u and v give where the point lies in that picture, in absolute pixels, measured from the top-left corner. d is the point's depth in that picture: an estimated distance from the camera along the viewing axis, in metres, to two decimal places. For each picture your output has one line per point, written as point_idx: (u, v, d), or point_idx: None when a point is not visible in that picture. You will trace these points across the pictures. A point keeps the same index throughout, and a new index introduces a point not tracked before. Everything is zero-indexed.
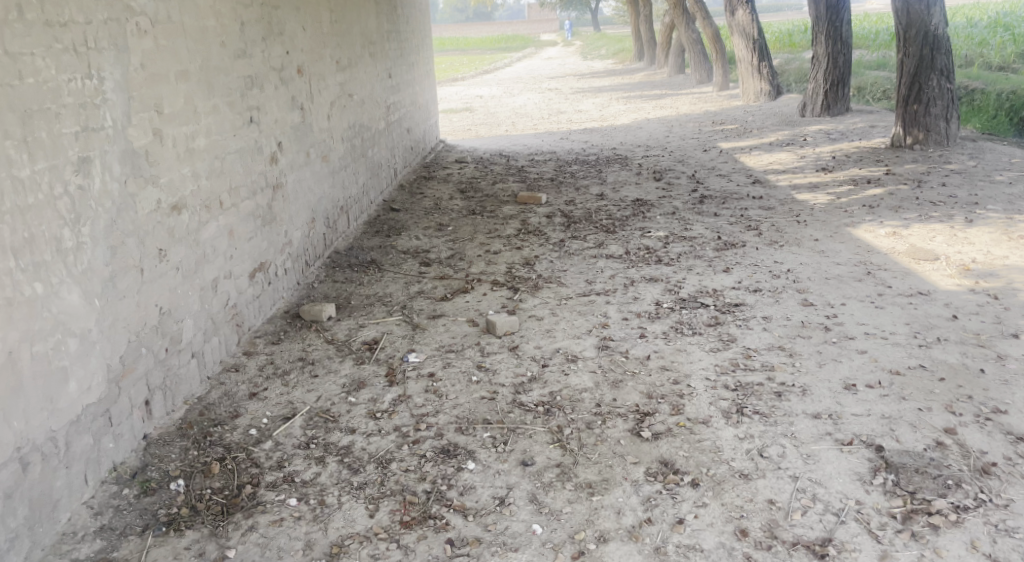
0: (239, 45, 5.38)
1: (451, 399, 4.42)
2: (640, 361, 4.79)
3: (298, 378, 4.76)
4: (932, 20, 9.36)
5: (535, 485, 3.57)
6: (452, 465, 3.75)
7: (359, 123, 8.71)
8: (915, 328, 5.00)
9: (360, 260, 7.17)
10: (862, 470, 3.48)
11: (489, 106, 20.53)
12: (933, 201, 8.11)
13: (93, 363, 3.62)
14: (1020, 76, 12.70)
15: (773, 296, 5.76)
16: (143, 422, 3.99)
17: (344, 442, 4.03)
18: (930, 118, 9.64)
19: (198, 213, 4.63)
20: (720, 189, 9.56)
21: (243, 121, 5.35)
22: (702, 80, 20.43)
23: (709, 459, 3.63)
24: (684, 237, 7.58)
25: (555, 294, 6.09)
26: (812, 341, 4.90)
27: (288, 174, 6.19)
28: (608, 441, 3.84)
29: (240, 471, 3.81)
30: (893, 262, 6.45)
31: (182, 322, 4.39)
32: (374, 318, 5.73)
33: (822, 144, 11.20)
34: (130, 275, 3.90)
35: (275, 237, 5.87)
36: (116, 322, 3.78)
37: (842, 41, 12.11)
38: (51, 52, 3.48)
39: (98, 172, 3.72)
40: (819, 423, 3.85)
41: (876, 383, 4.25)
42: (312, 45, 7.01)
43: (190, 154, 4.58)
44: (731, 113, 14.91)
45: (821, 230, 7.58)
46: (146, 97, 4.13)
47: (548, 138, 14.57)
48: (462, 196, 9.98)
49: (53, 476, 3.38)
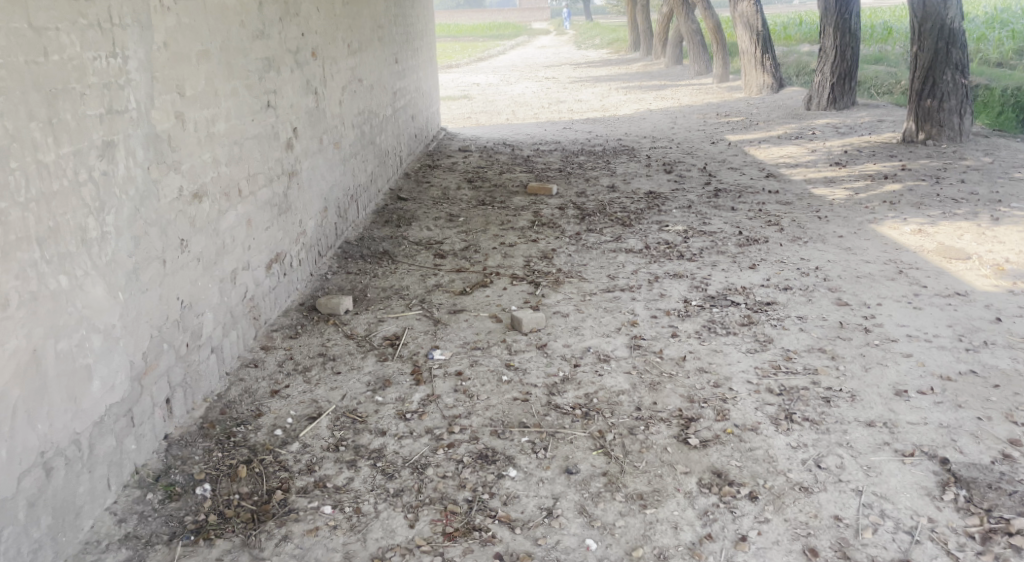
0: (258, 26, 5.15)
1: (483, 399, 4.23)
2: (676, 362, 4.61)
3: (320, 375, 4.58)
4: (948, 14, 9.18)
5: (583, 495, 3.45)
6: (492, 472, 3.61)
7: (368, 110, 8.48)
8: (959, 330, 4.85)
9: (372, 251, 6.96)
10: (930, 484, 3.45)
11: (487, 94, 20.26)
12: (955, 198, 7.95)
13: (117, 360, 3.45)
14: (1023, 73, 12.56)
15: (805, 295, 5.59)
16: (163, 422, 3.85)
17: (375, 444, 3.87)
18: (944, 113, 9.48)
19: (218, 201, 4.46)
20: (734, 182, 9.38)
21: (261, 105, 5.14)
22: (701, 71, 20.19)
23: (765, 469, 3.57)
24: (703, 232, 7.40)
25: (578, 289, 5.89)
26: (854, 343, 4.74)
27: (303, 161, 5.97)
28: (654, 449, 3.73)
29: (269, 475, 3.66)
30: (922, 260, 6.28)
31: (202, 316, 4.24)
32: (393, 312, 5.51)
33: (832, 138, 11.03)
34: (152, 265, 3.76)
35: (291, 227, 5.65)
36: (138, 315, 3.63)
37: (852, 33, 11.91)
38: (76, 28, 3.27)
39: (122, 157, 3.55)
40: (875, 431, 3.79)
41: (928, 389, 4.13)
42: (325, 27, 6.78)
43: (210, 139, 4.40)
44: (735, 105, 14.71)
45: (844, 226, 7.41)
46: (169, 79, 3.96)
47: (551, 128, 14.33)
48: (470, 186, 9.76)
49: (76, 481, 3.20)
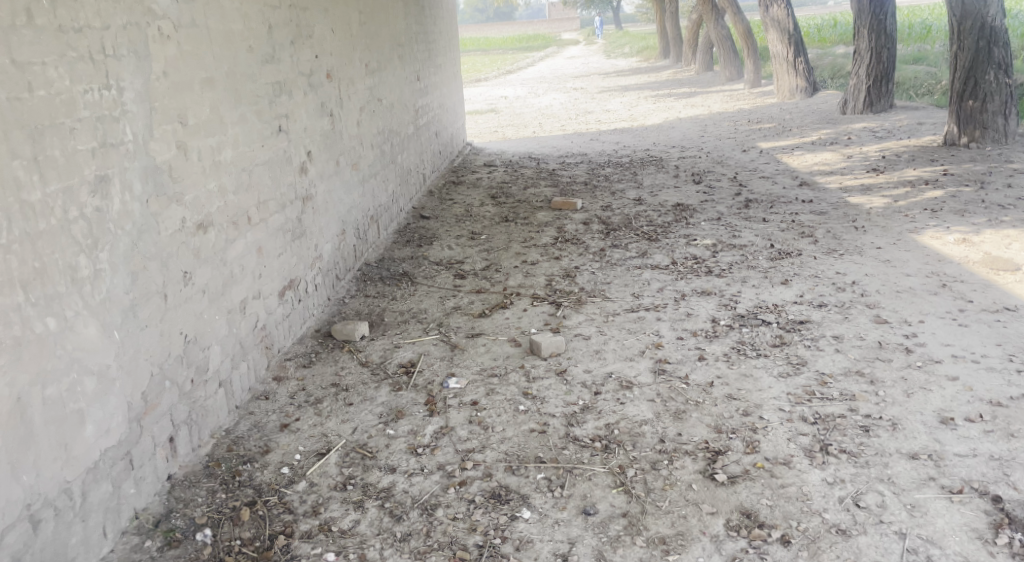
0: (267, 50, 5.01)
1: (498, 432, 4.03)
2: (703, 388, 4.37)
3: (331, 407, 4.40)
4: (988, 11, 8.85)
5: (601, 539, 3.26)
6: (504, 513, 3.43)
7: (389, 128, 8.33)
8: (1008, 349, 4.59)
9: (391, 273, 6.78)
10: (981, 526, 3.22)
11: (515, 107, 20.08)
12: (1002, 204, 7.62)
13: (113, 402, 3.35)
14: None
15: (841, 312, 5.33)
16: (167, 462, 3.71)
17: (385, 482, 3.70)
18: (987, 115, 9.10)
19: (225, 230, 4.32)
20: (766, 192, 9.10)
21: (272, 130, 5.01)
22: (732, 77, 19.85)
23: (799, 509, 3.35)
24: (733, 245, 7.15)
25: (601, 309, 5.67)
26: (894, 365, 4.50)
27: (318, 184, 5.83)
28: (679, 485, 3.53)
29: (273, 518, 3.51)
30: (968, 272, 6.00)
31: (208, 349, 4.09)
32: (409, 337, 5.33)
33: (869, 143, 10.69)
34: (152, 301, 3.63)
35: (305, 252, 5.50)
36: (137, 354, 3.50)
37: (887, 35, 11.56)
38: (64, 61, 3.18)
39: (117, 191, 3.44)
40: (919, 465, 3.59)
41: (977, 416, 3.92)
42: (341, 48, 6.63)
43: (216, 167, 4.27)
44: (767, 111, 14.39)
45: (882, 236, 7.11)
46: (170, 108, 3.84)
47: (578, 140, 14.11)
48: (494, 202, 9.57)
49: (68, 532, 3.12)
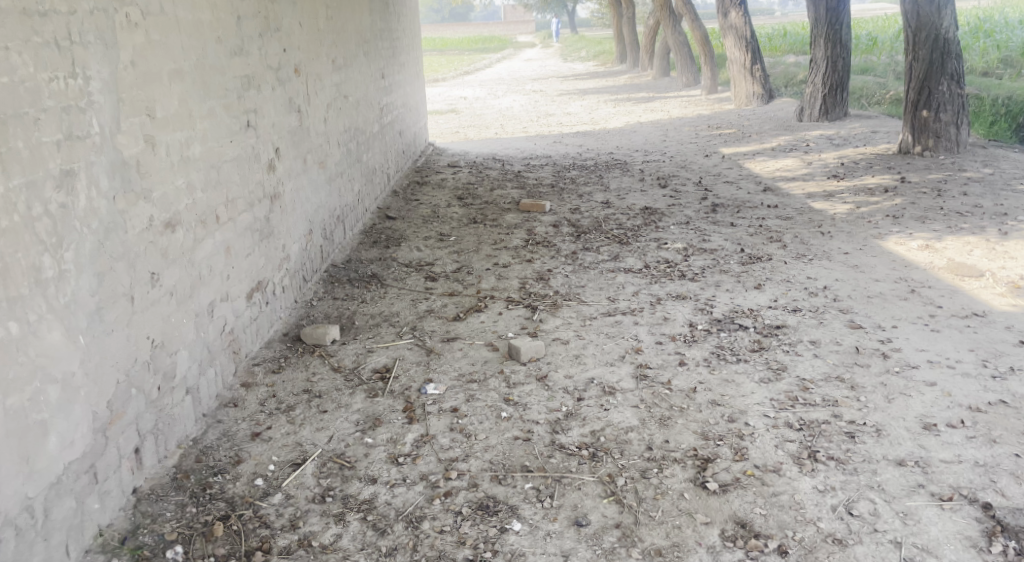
0: (236, 42, 4.83)
1: (481, 440, 3.92)
2: (686, 394, 4.31)
3: (305, 414, 4.24)
4: (943, 23, 8.94)
5: (595, 552, 3.22)
6: (494, 525, 3.36)
7: (354, 127, 8.16)
8: (982, 355, 4.61)
9: (360, 274, 6.62)
10: (975, 534, 3.23)
11: (475, 108, 19.93)
12: (960, 211, 7.71)
13: (78, 412, 3.18)
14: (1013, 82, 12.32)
15: (816, 317, 5.31)
16: (133, 474, 3.55)
17: (366, 494, 3.58)
18: (940, 124, 9.23)
19: (193, 229, 4.15)
20: (731, 197, 9.11)
21: (241, 125, 4.84)
22: (689, 83, 19.93)
23: (793, 518, 3.34)
24: (704, 249, 7.13)
25: (578, 313, 5.59)
26: (873, 370, 4.48)
27: (286, 182, 5.66)
28: (670, 495, 3.49)
29: (249, 533, 3.37)
30: (933, 277, 6.04)
31: (176, 355, 3.91)
32: (383, 341, 5.17)
33: (827, 149, 10.79)
34: (119, 304, 3.46)
35: (273, 252, 5.33)
36: (103, 359, 3.33)
37: (843, 44, 11.68)
38: (29, 46, 3.01)
39: (83, 187, 3.27)
40: (908, 472, 3.57)
41: (959, 422, 3.91)
42: (308, 43, 6.45)
43: (184, 164, 4.09)
44: (725, 117, 14.47)
45: (848, 242, 7.15)
46: (138, 100, 3.67)
47: (540, 142, 14.04)
48: (460, 203, 9.44)
49: (29, 552, 2.95)
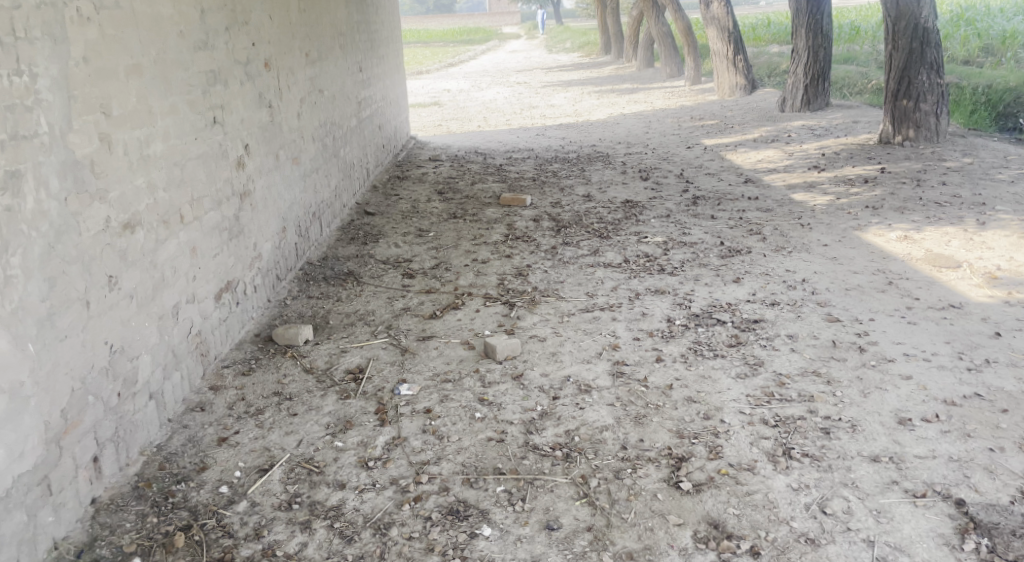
0: (200, 35, 4.75)
1: (453, 442, 3.87)
2: (662, 391, 4.27)
3: (274, 418, 4.18)
4: (922, 12, 8.95)
5: (566, 556, 3.18)
6: (464, 531, 3.32)
7: (330, 121, 8.08)
8: (958, 347, 4.59)
9: (336, 272, 6.55)
10: (948, 532, 3.21)
11: (459, 100, 19.82)
12: (938, 201, 7.70)
13: (27, 422, 3.12)
14: (993, 71, 12.33)
15: (793, 310, 5.29)
16: (90, 484, 3.48)
17: (334, 500, 3.53)
18: (920, 114, 9.21)
19: (155, 230, 4.08)
20: (712, 189, 9.07)
21: (206, 122, 4.75)
22: (673, 74, 19.87)
23: (766, 518, 3.31)
24: (684, 242, 7.09)
25: (555, 309, 5.54)
26: (849, 364, 4.46)
27: (256, 180, 5.58)
28: (643, 496, 3.46)
29: (212, 543, 3.32)
30: (912, 269, 6.01)
31: (137, 360, 3.84)
32: (357, 341, 5.11)
33: (809, 140, 10.77)
34: (72, 308, 3.38)
35: (243, 251, 5.25)
36: (55, 366, 3.26)
37: (824, 34, 11.66)
38: None
39: (30, 189, 3.20)
40: (882, 468, 3.55)
41: (934, 416, 3.89)
42: (279, 37, 6.36)
43: (144, 163, 4.02)
44: (708, 108, 14.43)
45: (827, 234, 7.13)
46: (92, 98, 3.59)
47: (523, 134, 13.96)
48: (440, 198, 9.38)
49: None
